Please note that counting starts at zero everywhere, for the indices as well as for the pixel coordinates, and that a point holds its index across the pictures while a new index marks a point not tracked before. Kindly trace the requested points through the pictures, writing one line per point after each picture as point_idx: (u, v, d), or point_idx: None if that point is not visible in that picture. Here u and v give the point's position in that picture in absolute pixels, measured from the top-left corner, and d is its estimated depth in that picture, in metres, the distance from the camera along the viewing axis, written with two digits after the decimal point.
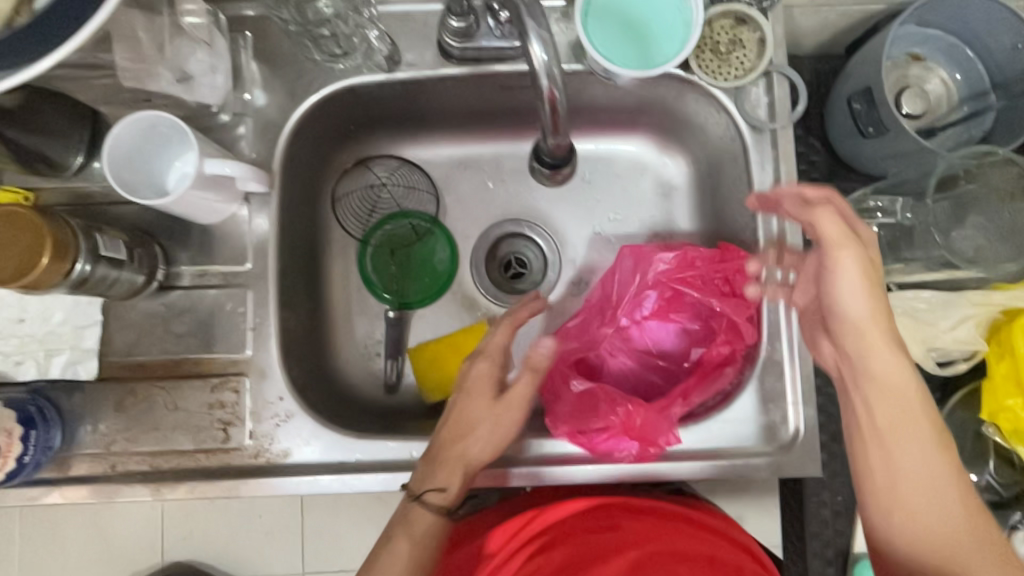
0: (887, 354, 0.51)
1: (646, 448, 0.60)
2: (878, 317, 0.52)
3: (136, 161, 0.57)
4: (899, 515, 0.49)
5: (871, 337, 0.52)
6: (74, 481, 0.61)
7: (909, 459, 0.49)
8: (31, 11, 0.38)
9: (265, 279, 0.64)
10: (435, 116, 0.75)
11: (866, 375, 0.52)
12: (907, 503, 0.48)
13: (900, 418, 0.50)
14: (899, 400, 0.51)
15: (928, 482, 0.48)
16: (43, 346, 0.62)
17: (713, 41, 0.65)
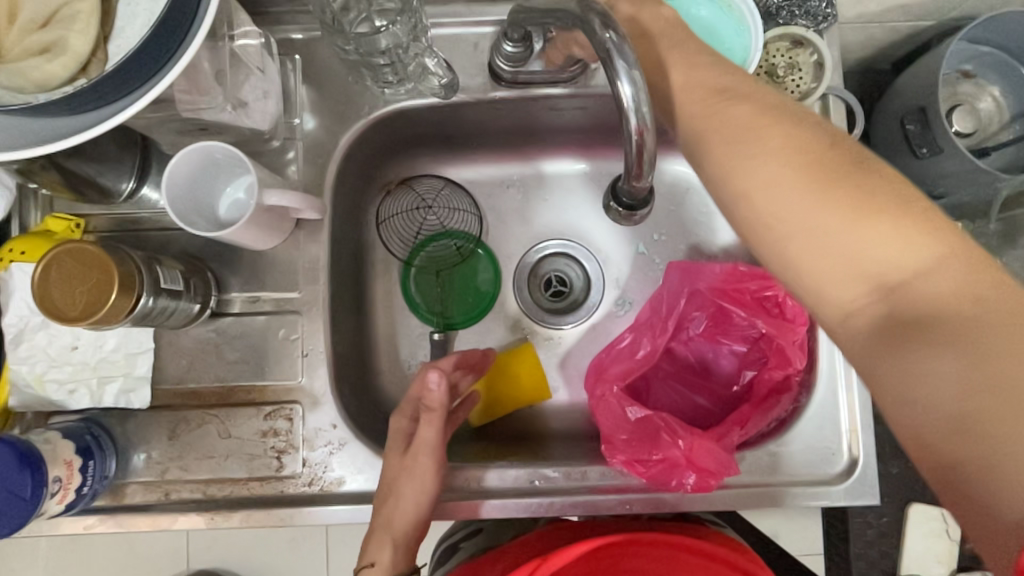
0: (767, 162, 0.41)
1: (706, 481, 0.59)
2: (789, 153, 0.41)
3: (193, 193, 0.56)
4: (854, 275, 0.38)
5: (840, 171, 0.39)
6: (128, 509, 0.61)
7: (865, 240, 0.38)
8: (106, 54, 0.41)
9: (317, 305, 0.64)
10: (480, 136, 0.75)
11: (748, 196, 0.42)
12: (865, 261, 0.38)
13: (749, 167, 0.42)
14: (890, 202, 0.38)
15: (898, 358, 0.35)
16: (95, 374, 0.61)
17: (769, 64, 0.64)
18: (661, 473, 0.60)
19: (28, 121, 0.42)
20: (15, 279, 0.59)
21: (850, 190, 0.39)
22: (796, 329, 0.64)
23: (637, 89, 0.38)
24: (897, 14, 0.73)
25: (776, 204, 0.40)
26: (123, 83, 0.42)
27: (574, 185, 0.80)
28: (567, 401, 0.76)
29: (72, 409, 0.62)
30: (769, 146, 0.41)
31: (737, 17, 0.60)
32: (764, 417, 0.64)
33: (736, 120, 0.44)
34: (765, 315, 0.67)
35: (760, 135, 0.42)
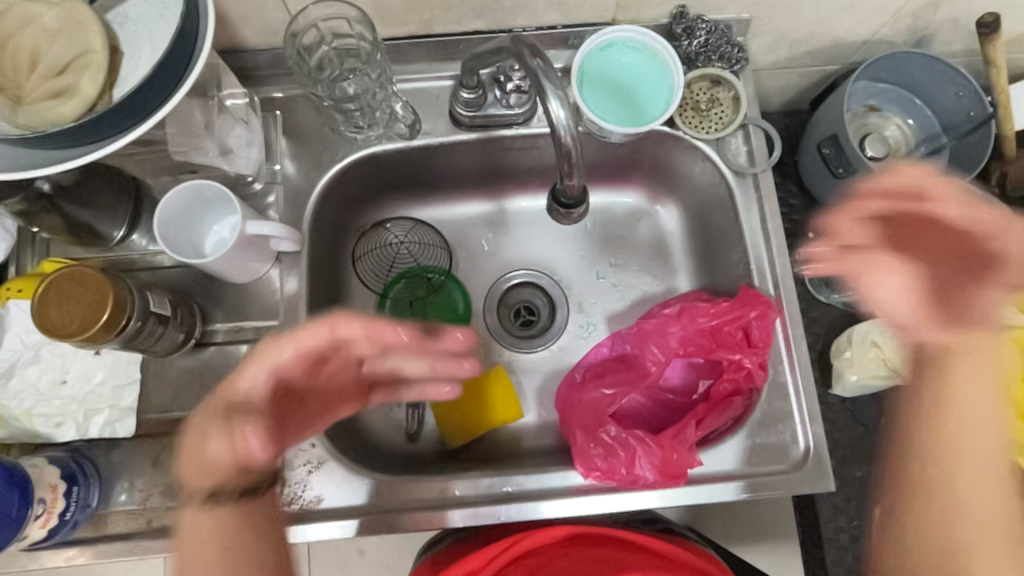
0: (999, 501, 0.50)
1: (673, 472, 0.64)
2: (1008, 505, 0.50)
3: (181, 226, 0.62)
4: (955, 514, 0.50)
5: (937, 483, 0.51)
6: (110, 538, 0.63)
7: (978, 508, 0.50)
8: (110, 98, 0.48)
9: (297, 330, 0.68)
10: (444, 178, 0.82)
11: (967, 498, 0.50)
12: (971, 510, 0.50)
13: (976, 519, 0.50)
14: (989, 493, 0.50)
15: (983, 523, 0.49)
16: (83, 406, 0.64)
17: (693, 100, 0.74)
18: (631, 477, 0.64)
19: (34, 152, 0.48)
20: (12, 315, 0.63)
21: (1000, 482, 0.51)
22: (756, 355, 0.69)
23: (563, 95, 0.44)
24: (805, 60, 0.85)
25: (981, 517, 0.50)
26: (117, 119, 0.48)
27: (535, 220, 0.87)
28: (538, 421, 0.80)
29: (58, 442, 0.64)
30: (998, 503, 0.50)
31: (660, 62, 0.70)
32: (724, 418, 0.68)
33: (949, 445, 0.52)
34: (728, 342, 0.71)
35: (981, 419, 0.51)
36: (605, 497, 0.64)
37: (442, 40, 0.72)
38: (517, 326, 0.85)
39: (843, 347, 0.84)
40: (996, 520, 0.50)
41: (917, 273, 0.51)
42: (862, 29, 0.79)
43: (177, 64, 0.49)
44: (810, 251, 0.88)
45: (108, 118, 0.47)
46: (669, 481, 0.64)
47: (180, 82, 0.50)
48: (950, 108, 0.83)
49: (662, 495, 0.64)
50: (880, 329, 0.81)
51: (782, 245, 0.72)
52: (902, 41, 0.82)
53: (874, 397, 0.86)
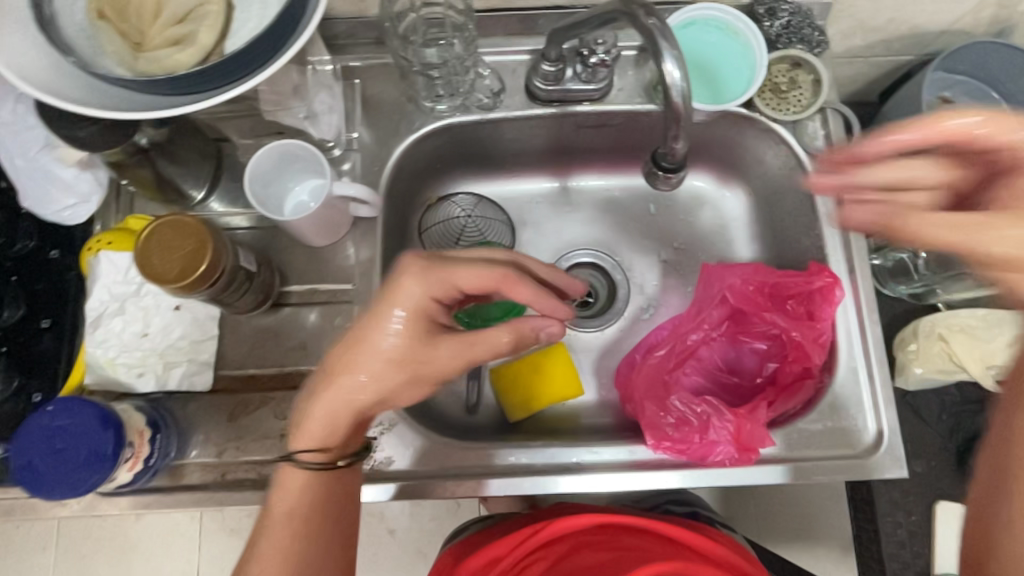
0: None
1: (744, 451, 0.64)
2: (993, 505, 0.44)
3: (268, 183, 0.63)
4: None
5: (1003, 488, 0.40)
6: (187, 488, 0.64)
7: (998, 512, 0.42)
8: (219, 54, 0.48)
9: (371, 295, 0.69)
10: (513, 154, 0.83)
11: None
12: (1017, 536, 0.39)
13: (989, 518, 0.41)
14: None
15: None
16: (162, 359, 0.66)
17: (773, 82, 0.73)
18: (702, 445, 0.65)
19: (135, 97, 0.48)
20: (102, 266, 0.64)
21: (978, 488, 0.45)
22: (819, 328, 0.68)
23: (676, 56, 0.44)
24: (880, 49, 0.84)
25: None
26: (220, 74, 0.48)
27: (598, 201, 0.87)
28: (596, 399, 0.81)
29: (138, 392, 0.65)
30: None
31: (742, 42, 0.70)
32: (790, 395, 0.69)
33: None
34: (788, 314, 0.71)
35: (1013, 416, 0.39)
36: (660, 473, 0.65)
37: (523, 14, 0.72)
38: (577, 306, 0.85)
39: (907, 339, 0.82)
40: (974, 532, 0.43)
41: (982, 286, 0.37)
42: (943, 18, 0.78)
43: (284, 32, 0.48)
44: (877, 240, 0.87)
45: (212, 71, 0.47)
46: (744, 451, 0.64)
47: (287, 46, 0.48)
48: None
49: (684, 475, 0.65)
50: (948, 322, 0.79)
51: (858, 230, 0.71)
52: (982, 32, 0.81)
53: (937, 392, 0.85)
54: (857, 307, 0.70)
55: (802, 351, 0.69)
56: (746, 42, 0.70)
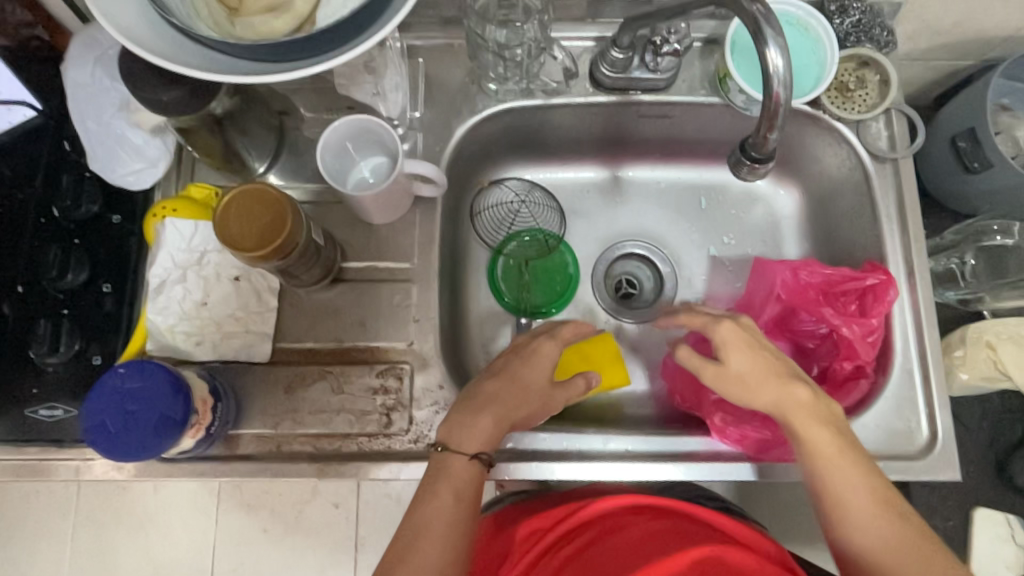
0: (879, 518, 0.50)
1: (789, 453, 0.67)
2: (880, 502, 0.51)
3: (338, 158, 0.63)
4: (850, 535, 0.51)
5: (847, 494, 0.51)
6: (242, 458, 0.64)
7: (855, 512, 0.51)
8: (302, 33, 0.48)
9: (430, 274, 0.69)
10: (569, 141, 0.83)
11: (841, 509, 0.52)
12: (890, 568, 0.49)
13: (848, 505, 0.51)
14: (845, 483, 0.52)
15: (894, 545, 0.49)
16: (221, 328, 0.66)
17: (840, 81, 0.73)
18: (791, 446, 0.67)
19: (208, 54, 0.47)
20: (168, 233, 0.64)
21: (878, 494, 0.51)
22: (869, 325, 0.67)
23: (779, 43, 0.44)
24: (943, 53, 0.83)
25: (886, 539, 0.49)
26: (294, 49, 0.47)
27: (649, 192, 0.87)
28: (641, 390, 0.81)
29: (196, 360, 0.65)
30: (868, 496, 0.51)
31: (812, 38, 0.69)
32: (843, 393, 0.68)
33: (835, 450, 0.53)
34: (840, 310, 0.69)
35: (834, 458, 0.53)
36: (713, 464, 0.66)
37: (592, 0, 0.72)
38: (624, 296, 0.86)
39: (954, 345, 0.82)
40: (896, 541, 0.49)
41: (744, 353, 0.58)
42: (1011, 24, 0.78)
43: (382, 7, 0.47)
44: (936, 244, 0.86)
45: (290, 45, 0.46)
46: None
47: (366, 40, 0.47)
48: None
49: (686, 468, 0.66)
50: (997, 330, 0.80)
51: (917, 231, 0.71)
52: None
53: (979, 400, 0.85)
54: (913, 309, 0.70)
55: (852, 346, 0.68)
56: (818, 39, 0.69)
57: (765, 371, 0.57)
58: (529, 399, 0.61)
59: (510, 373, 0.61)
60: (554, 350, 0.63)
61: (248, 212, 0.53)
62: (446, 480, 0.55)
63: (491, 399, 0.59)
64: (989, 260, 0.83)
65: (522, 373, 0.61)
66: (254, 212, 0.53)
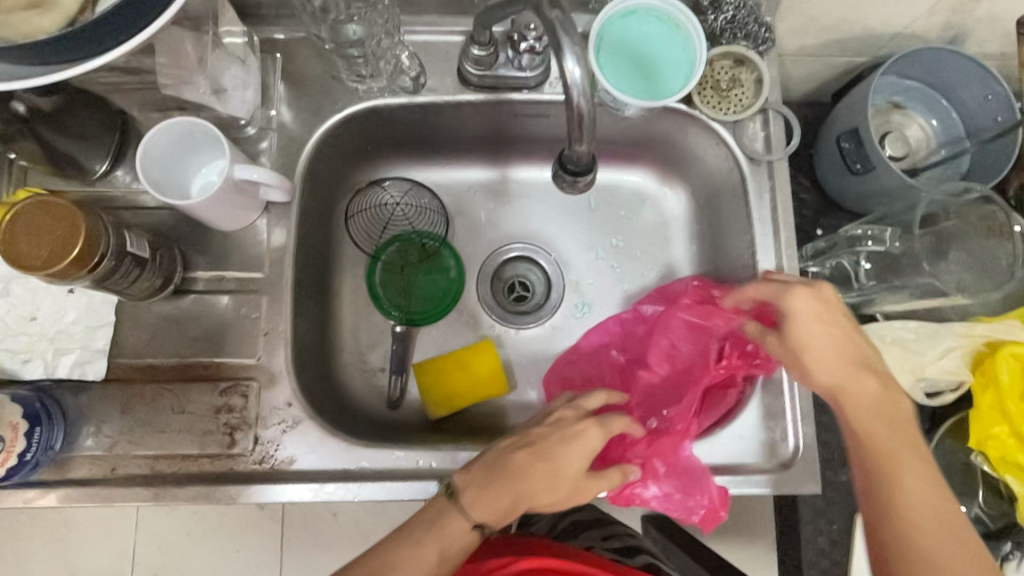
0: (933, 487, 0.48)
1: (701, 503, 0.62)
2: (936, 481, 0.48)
3: (167, 164, 0.59)
4: (898, 480, 0.48)
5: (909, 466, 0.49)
6: (72, 483, 0.60)
7: (911, 489, 0.48)
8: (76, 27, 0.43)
9: (280, 285, 0.65)
10: (451, 141, 0.79)
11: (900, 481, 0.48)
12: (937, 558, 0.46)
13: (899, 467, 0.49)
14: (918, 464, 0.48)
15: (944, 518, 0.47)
16: (52, 345, 0.62)
17: (714, 79, 0.70)
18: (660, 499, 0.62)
19: None
20: None
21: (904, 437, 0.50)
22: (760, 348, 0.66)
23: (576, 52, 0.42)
24: (835, 49, 0.81)
25: (925, 505, 0.47)
26: (68, 49, 0.42)
27: (537, 192, 0.84)
28: (522, 399, 0.78)
29: (24, 379, 0.61)
30: (929, 472, 0.48)
31: (685, 36, 0.67)
32: (713, 411, 0.68)
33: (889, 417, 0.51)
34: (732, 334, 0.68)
35: (888, 423, 0.51)
36: None
37: None
38: (508, 301, 0.82)
39: None
40: (938, 513, 0.47)
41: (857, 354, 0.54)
42: (897, 20, 0.76)
43: (134, 20, 0.43)
44: (814, 248, 0.85)
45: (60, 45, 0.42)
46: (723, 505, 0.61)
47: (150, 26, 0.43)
48: (977, 113, 0.80)
49: None
50: (881, 333, 0.79)
51: (790, 236, 0.69)
52: (936, 37, 0.79)
53: None
54: None
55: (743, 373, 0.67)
56: (689, 36, 0.66)
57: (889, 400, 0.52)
58: (561, 482, 0.54)
59: (551, 456, 0.54)
60: (599, 435, 0.57)
61: (31, 224, 0.49)
62: (436, 536, 0.49)
63: (527, 473, 0.53)
64: (881, 263, 0.81)
65: (557, 453, 0.55)
66: (36, 224, 0.49)
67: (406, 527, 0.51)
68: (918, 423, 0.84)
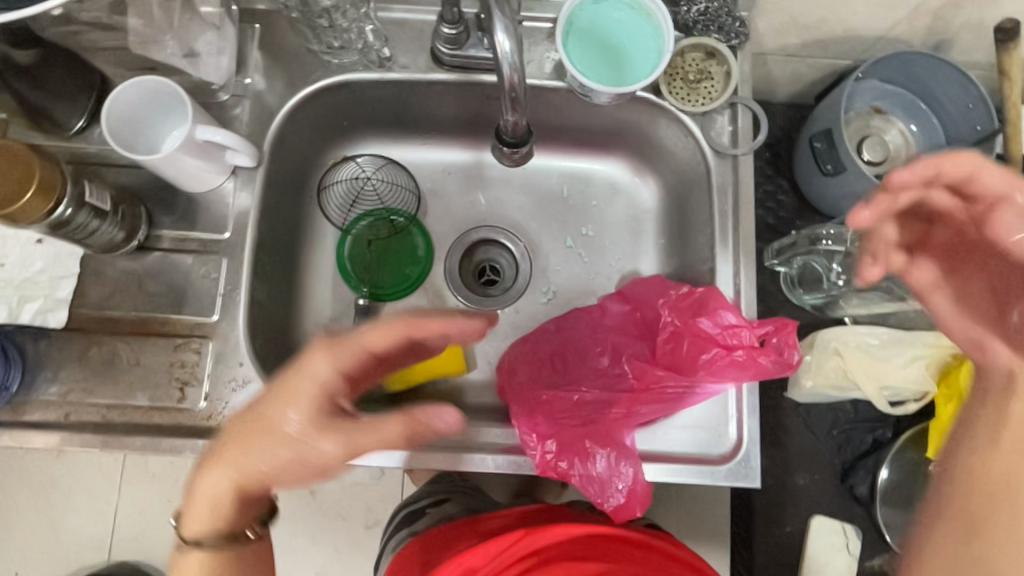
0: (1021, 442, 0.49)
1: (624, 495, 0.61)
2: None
3: (135, 123, 0.61)
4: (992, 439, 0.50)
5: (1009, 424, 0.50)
6: (26, 425, 0.62)
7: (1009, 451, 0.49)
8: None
9: (241, 248, 0.67)
10: (426, 121, 0.80)
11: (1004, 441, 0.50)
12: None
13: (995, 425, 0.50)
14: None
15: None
16: (18, 291, 0.64)
17: (682, 71, 0.71)
18: (582, 482, 0.62)
19: None
20: None
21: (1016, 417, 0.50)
22: (719, 356, 0.62)
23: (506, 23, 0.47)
24: (816, 50, 0.81)
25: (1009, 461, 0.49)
26: None
27: (511, 177, 0.85)
28: (480, 380, 0.79)
29: None
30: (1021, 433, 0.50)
31: (653, 25, 0.66)
32: (656, 408, 0.64)
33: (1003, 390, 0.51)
34: (696, 336, 0.64)
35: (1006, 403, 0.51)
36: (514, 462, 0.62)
37: None
38: (474, 283, 0.83)
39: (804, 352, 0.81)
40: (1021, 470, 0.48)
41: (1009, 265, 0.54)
42: (877, 23, 0.75)
43: None
44: (780, 244, 0.83)
45: None
46: (643, 498, 0.60)
47: None
48: (957, 121, 0.80)
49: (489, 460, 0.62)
50: (845, 338, 0.78)
51: (750, 231, 0.68)
52: (918, 43, 0.78)
53: (831, 408, 0.83)
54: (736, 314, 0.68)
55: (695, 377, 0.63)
56: (658, 23, 0.66)
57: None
58: (308, 455, 0.49)
59: (269, 428, 0.49)
60: (306, 390, 0.49)
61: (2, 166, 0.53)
62: (207, 523, 0.53)
63: (231, 462, 0.50)
64: (850, 264, 0.80)
65: (264, 418, 0.49)
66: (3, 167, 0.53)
67: (188, 509, 0.53)
68: (881, 432, 0.83)
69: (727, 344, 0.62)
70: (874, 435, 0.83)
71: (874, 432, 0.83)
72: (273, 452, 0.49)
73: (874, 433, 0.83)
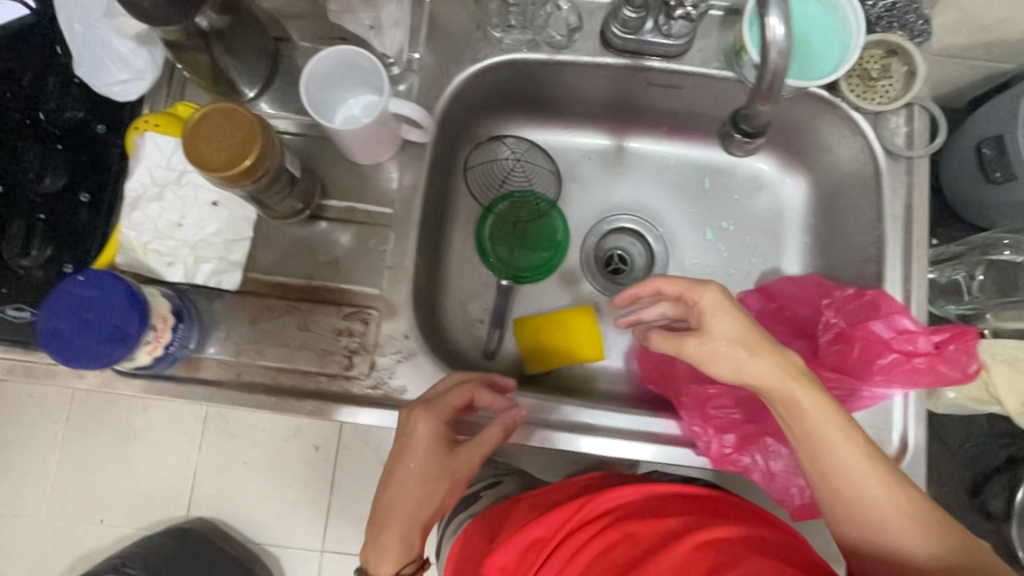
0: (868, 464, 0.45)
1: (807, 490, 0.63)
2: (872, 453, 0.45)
3: (324, 89, 0.61)
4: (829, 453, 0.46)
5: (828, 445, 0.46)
6: (201, 382, 0.64)
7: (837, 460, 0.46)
8: None
9: (408, 222, 0.68)
10: (577, 105, 0.80)
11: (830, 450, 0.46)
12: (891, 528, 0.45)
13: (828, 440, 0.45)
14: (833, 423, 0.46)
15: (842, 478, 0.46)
16: (193, 252, 0.65)
17: (862, 68, 0.69)
18: (762, 478, 0.64)
19: None
20: (147, 147, 0.64)
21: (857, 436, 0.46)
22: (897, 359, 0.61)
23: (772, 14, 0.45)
24: (985, 53, 0.78)
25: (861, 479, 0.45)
26: None
27: (652, 165, 0.84)
28: (615, 368, 0.79)
29: (165, 280, 0.65)
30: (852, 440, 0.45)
31: (840, 18, 0.65)
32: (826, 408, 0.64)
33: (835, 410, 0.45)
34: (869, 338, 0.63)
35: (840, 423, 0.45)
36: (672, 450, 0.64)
37: None
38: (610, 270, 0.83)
39: None
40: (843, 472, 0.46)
41: (734, 313, 0.47)
42: None
43: None
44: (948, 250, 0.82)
45: None
46: None
47: None
48: None
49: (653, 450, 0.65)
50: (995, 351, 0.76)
51: (921, 236, 0.67)
52: None
53: (964, 421, 0.82)
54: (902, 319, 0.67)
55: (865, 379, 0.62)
56: (847, 15, 0.65)
57: (834, 410, 0.45)
58: (426, 482, 0.57)
59: (397, 472, 0.58)
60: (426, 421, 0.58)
61: (219, 127, 0.52)
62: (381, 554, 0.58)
63: (393, 505, 0.57)
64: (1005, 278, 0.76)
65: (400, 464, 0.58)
66: (220, 127, 0.52)
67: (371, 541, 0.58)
68: (1015, 449, 0.81)
69: (904, 346, 0.61)
70: (1007, 451, 0.81)
71: (1008, 448, 0.82)
72: (402, 476, 0.57)
73: (1008, 450, 0.81)
